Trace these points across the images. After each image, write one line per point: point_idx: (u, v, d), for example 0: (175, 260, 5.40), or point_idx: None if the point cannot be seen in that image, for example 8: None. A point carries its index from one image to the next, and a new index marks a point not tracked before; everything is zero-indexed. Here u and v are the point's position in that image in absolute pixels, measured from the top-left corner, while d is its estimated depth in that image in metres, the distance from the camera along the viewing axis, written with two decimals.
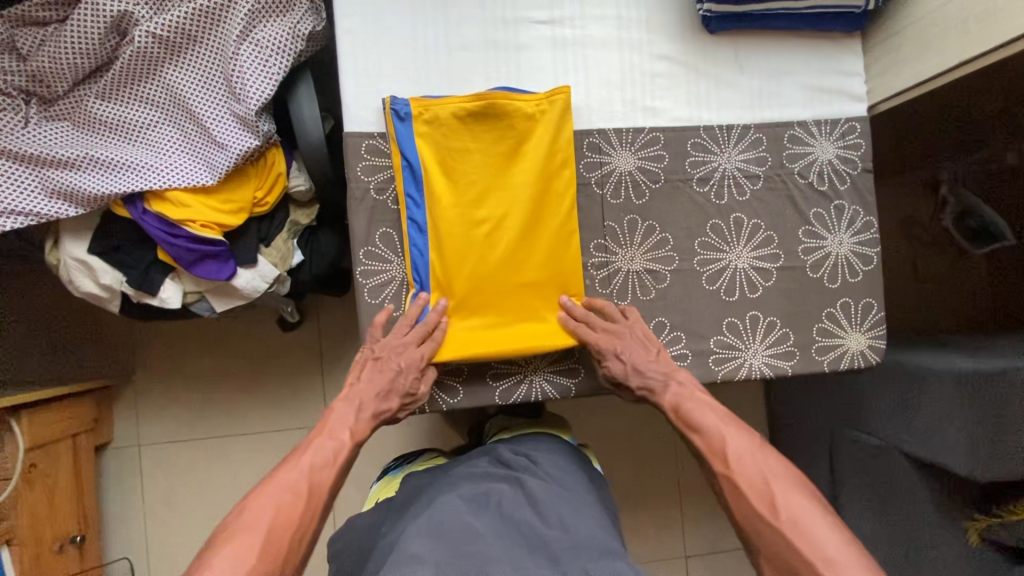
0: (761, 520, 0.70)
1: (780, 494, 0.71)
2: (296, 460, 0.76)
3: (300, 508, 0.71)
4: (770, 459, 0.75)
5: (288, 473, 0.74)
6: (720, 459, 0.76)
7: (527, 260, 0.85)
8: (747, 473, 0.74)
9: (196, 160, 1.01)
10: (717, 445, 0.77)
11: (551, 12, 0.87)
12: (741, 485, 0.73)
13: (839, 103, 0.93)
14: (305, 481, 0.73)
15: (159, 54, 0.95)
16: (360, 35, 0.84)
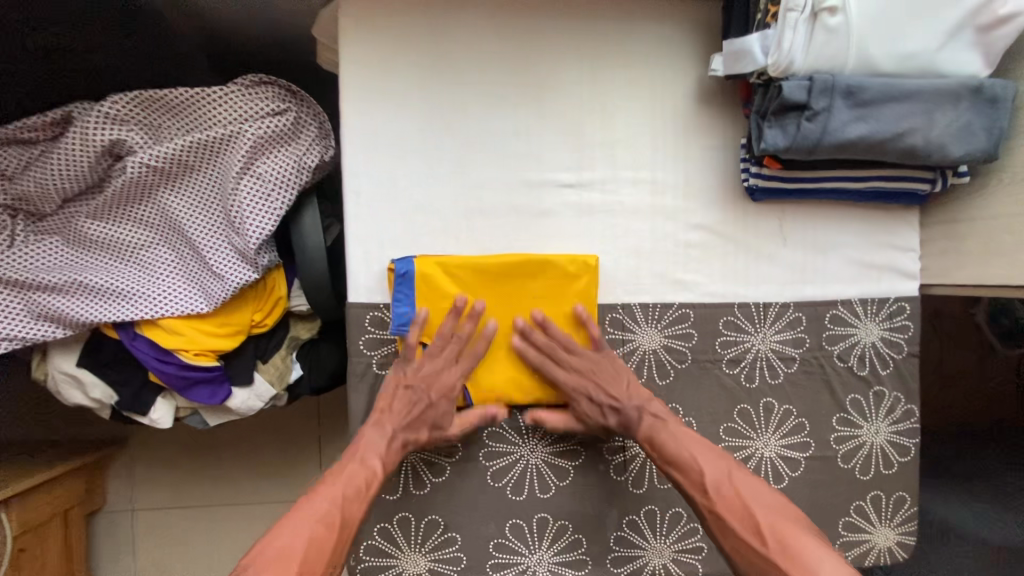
0: (750, 552, 0.67)
1: (765, 512, 0.68)
2: (322, 491, 0.69)
3: (332, 540, 0.66)
4: (744, 479, 0.72)
5: (318, 495, 0.69)
6: (701, 493, 0.72)
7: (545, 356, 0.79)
8: (726, 501, 0.70)
9: (191, 286, 0.94)
10: (693, 474, 0.73)
11: (579, 175, 0.80)
12: (723, 517, 0.70)
13: (889, 281, 0.85)
14: (338, 509, 0.68)
15: (154, 181, 0.88)
16: (370, 198, 0.77)
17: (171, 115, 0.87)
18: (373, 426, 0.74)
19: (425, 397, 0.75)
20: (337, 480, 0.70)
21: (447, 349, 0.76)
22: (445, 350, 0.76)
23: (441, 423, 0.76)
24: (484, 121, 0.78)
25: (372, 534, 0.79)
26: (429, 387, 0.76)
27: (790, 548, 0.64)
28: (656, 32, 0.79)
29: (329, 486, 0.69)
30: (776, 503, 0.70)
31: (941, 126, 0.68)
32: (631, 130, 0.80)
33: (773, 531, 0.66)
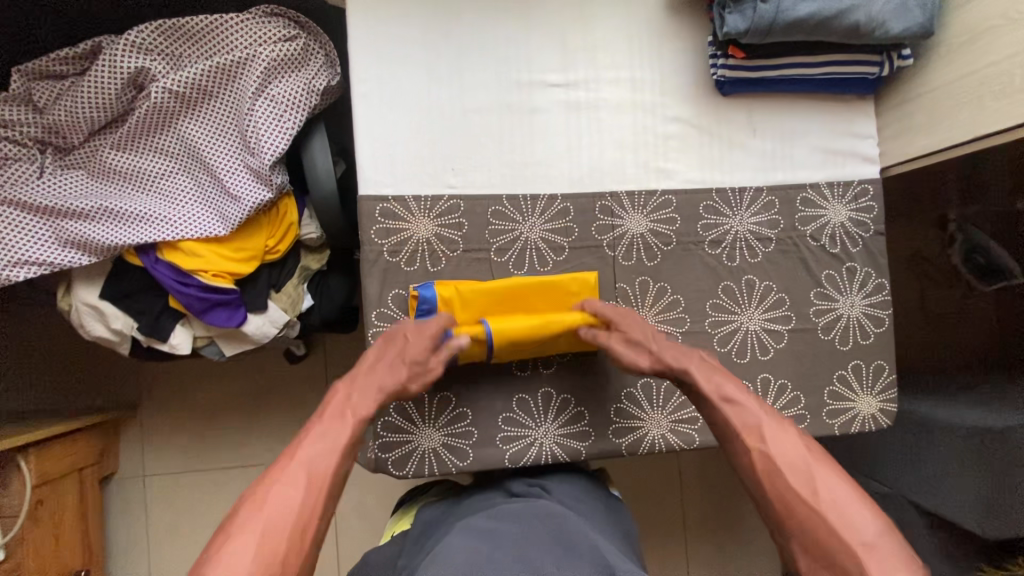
0: (794, 498, 0.64)
1: (763, 435, 0.70)
2: (275, 482, 0.63)
3: (300, 497, 0.62)
4: (743, 403, 0.73)
5: (288, 458, 0.66)
6: (750, 436, 0.70)
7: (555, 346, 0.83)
8: (726, 430, 0.73)
9: (209, 210, 1.00)
10: (747, 420, 0.71)
11: (565, 76, 0.88)
12: (772, 462, 0.67)
13: (852, 166, 0.93)
14: (304, 472, 0.64)
15: (175, 107, 0.96)
16: (377, 99, 0.85)
17: (191, 46, 0.95)
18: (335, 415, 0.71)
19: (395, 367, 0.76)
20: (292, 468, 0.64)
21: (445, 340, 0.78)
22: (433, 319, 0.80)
23: (418, 362, 0.76)
24: (477, 28, 0.87)
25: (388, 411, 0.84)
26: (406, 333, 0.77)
27: (787, 473, 0.66)
28: None
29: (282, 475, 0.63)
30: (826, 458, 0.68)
31: (880, 3, 0.78)
32: (609, 33, 0.89)
33: (824, 484, 0.64)
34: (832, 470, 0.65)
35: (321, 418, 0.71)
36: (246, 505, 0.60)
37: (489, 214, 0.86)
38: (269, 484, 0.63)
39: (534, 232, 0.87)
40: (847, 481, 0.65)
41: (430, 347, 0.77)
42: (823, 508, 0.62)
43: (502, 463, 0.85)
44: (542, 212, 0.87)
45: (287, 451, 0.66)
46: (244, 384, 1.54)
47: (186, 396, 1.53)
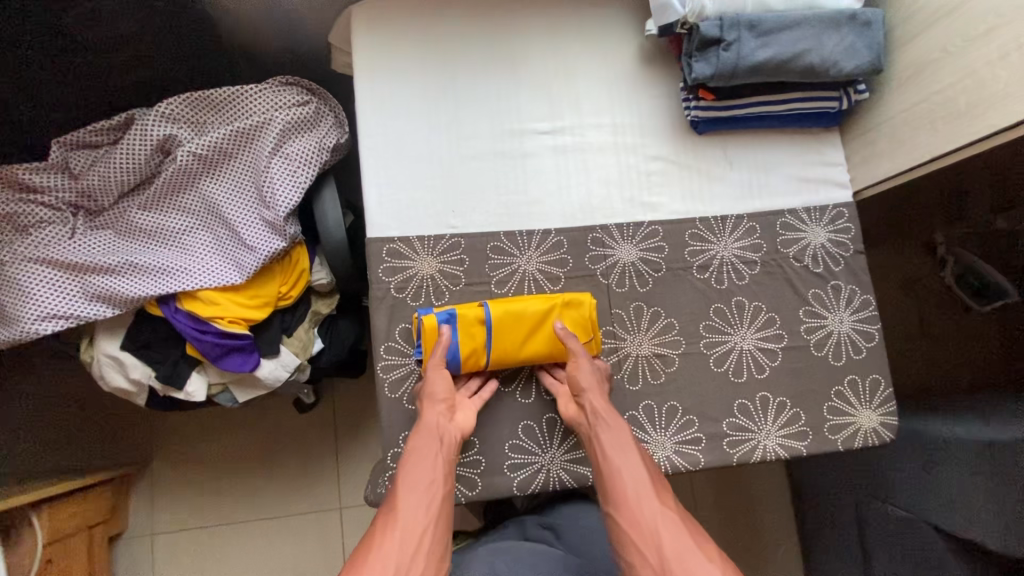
0: (689, 545, 0.68)
1: (664, 492, 0.76)
2: (375, 547, 0.66)
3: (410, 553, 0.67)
4: (648, 463, 0.80)
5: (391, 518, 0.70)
6: (657, 489, 0.75)
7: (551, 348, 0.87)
8: (632, 475, 0.77)
9: (226, 260, 1.07)
10: (654, 478, 0.78)
11: (552, 123, 0.97)
12: (672, 513, 0.72)
13: (826, 191, 0.99)
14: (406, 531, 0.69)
15: (198, 168, 1.05)
16: (381, 152, 0.93)
17: (213, 114, 1.05)
18: (418, 465, 0.76)
19: (435, 406, 0.81)
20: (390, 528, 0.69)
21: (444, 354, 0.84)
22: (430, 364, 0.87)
23: (445, 394, 0.82)
24: (472, 86, 0.96)
25: (398, 443, 0.87)
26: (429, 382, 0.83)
27: (683, 532, 0.70)
28: (602, 10, 1.00)
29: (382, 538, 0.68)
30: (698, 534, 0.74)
31: (830, 46, 0.87)
32: (590, 85, 0.98)
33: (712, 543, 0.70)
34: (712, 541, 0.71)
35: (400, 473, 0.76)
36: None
37: (488, 248, 0.92)
38: (373, 549, 0.66)
39: (531, 263, 0.93)
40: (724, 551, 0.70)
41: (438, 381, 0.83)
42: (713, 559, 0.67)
43: (511, 490, 0.86)
44: (537, 246, 0.93)
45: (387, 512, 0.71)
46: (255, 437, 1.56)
47: (197, 449, 1.54)
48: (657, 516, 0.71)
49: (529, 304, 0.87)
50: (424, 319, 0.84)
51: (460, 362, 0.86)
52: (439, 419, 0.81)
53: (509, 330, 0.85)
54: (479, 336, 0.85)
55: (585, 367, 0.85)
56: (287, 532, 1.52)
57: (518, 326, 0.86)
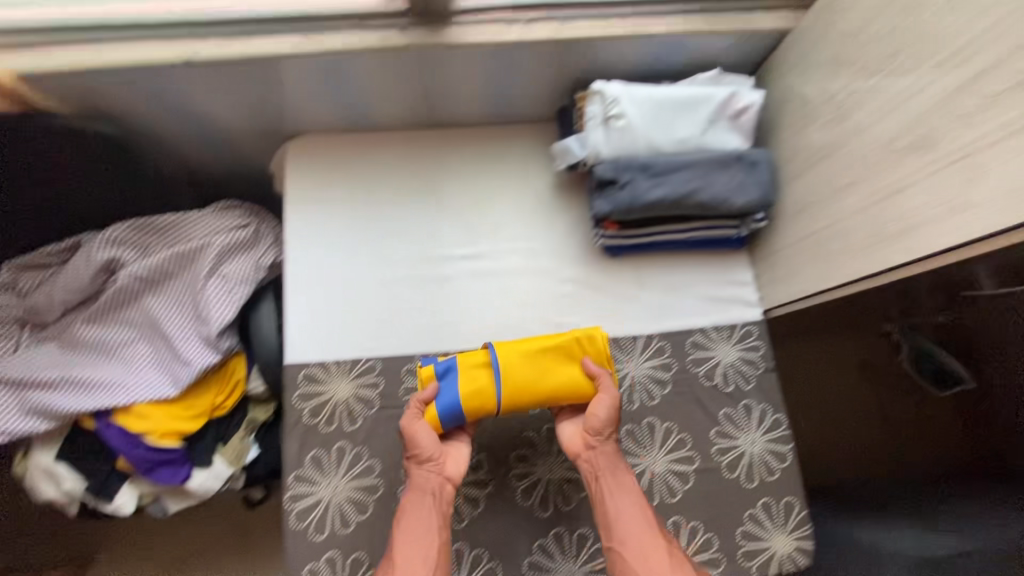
0: None
1: (662, 539, 0.82)
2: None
3: None
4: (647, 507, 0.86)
5: None
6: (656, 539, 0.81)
7: (567, 386, 0.87)
8: (633, 525, 0.82)
9: (163, 373, 1.11)
10: (652, 523, 0.83)
11: (470, 249, 1.02)
12: (670, 563, 0.79)
13: (735, 310, 1.03)
14: None
15: (140, 287, 1.09)
16: (304, 278, 0.98)
17: (157, 235, 1.10)
18: (403, 529, 0.81)
19: (428, 468, 0.85)
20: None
21: (451, 397, 0.86)
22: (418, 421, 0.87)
23: (433, 456, 0.85)
24: (394, 215, 1.02)
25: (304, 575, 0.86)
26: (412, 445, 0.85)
27: None
28: (518, 142, 1.07)
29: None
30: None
31: (720, 184, 0.92)
32: (507, 212, 1.04)
33: None
34: None
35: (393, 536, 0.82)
36: None
37: (403, 372, 0.95)
38: None
39: None
40: None
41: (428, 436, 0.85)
42: None
43: None
44: None
45: None
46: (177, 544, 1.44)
47: None
48: (654, 562, 0.78)
49: (552, 340, 0.88)
50: (424, 370, 0.87)
51: (465, 410, 0.86)
52: (420, 480, 0.84)
53: (521, 371, 0.86)
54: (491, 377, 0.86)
55: (602, 406, 0.87)
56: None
57: (533, 363, 0.87)
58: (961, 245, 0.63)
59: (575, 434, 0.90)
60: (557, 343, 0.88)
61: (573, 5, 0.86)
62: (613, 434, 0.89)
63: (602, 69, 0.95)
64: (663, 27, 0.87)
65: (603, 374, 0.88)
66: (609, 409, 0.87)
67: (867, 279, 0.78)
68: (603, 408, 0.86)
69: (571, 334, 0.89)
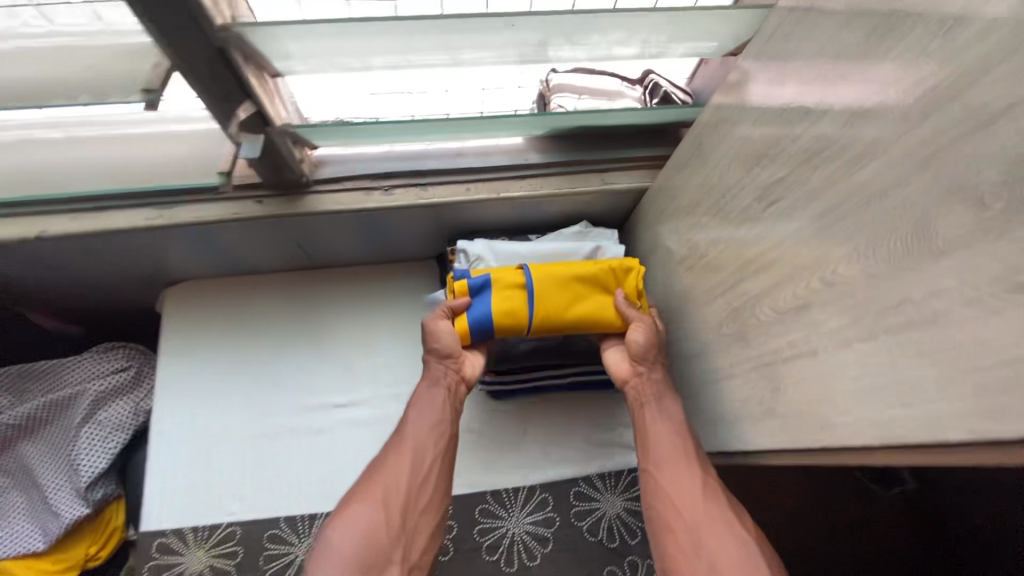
0: (701, 509, 0.70)
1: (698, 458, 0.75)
2: (366, 482, 0.75)
3: (391, 516, 0.72)
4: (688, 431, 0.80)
5: (378, 479, 0.75)
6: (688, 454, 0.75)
7: (598, 314, 0.85)
8: (661, 437, 0.78)
9: (32, 527, 0.99)
10: (691, 440, 0.77)
11: (347, 396, 0.99)
12: (700, 479, 0.73)
13: (623, 456, 1.00)
14: (393, 492, 0.74)
15: (14, 435, 1.03)
16: (170, 434, 0.94)
17: (33, 382, 1.07)
18: (411, 417, 0.83)
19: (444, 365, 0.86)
20: (374, 473, 0.76)
21: (481, 311, 0.83)
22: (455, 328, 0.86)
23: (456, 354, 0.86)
24: (271, 362, 1.01)
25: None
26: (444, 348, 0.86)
27: (702, 504, 0.70)
28: (403, 283, 1.08)
29: (369, 480, 0.75)
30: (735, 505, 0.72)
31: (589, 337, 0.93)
32: (390, 355, 1.03)
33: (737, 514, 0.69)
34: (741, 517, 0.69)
35: (403, 420, 0.83)
36: (330, 522, 0.71)
37: (265, 537, 0.89)
38: (361, 492, 0.74)
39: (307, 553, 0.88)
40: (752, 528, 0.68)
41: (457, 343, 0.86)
42: (725, 531, 0.67)
43: None
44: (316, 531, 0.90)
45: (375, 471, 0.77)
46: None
47: None
48: (682, 475, 0.73)
49: (575, 267, 0.85)
50: (456, 283, 0.86)
51: (493, 327, 0.84)
52: (438, 378, 0.85)
53: (553, 295, 0.84)
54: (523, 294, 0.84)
55: (642, 333, 0.83)
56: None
57: (561, 288, 0.84)
58: (776, 451, 0.62)
59: (616, 362, 0.87)
60: (587, 273, 0.85)
61: (432, 171, 0.89)
62: (660, 360, 0.85)
63: (472, 222, 0.97)
64: (521, 189, 0.90)
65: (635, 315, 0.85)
66: (648, 334, 0.83)
67: (723, 454, 0.76)
68: (645, 327, 0.83)
69: (606, 263, 0.86)
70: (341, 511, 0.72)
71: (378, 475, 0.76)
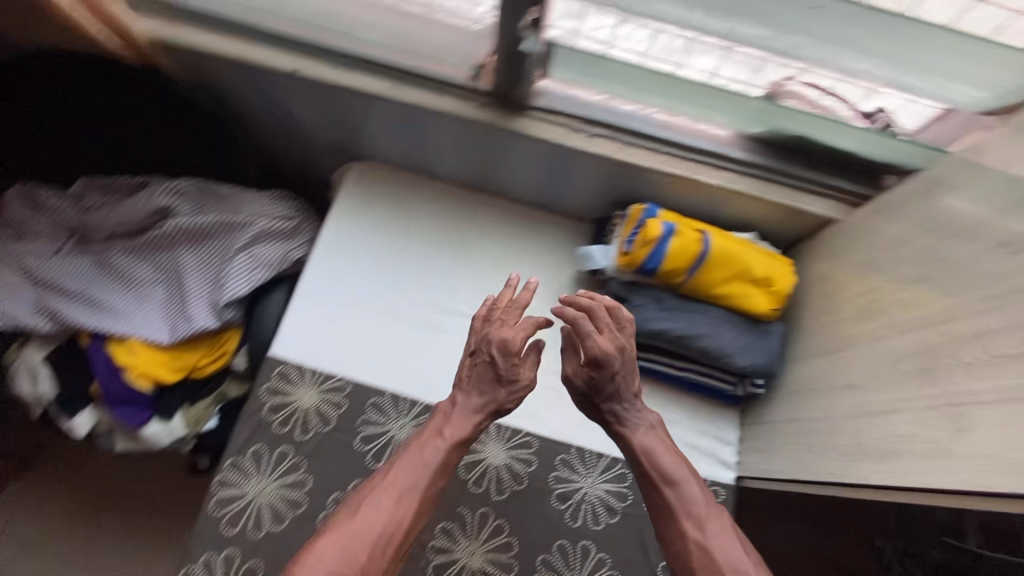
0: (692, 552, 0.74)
1: (693, 494, 0.79)
2: (342, 524, 0.74)
3: (362, 561, 0.71)
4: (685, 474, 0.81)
5: (353, 520, 0.74)
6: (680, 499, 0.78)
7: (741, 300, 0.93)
8: (655, 495, 0.81)
9: (164, 320, 1.16)
10: (691, 489, 0.79)
11: (474, 310, 1.05)
12: (700, 522, 0.76)
13: (709, 466, 1.00)
14: (372, 538, 0.73)
15: (182, 239, 1.18)
16: (318, 283, 1.04)
17: (212, 199, 1.20)
18: (412, 448, 0.82)
19: (484, 366, 0.86)
20: (356, 515, 0.74)
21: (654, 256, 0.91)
22: (507, 316, 0.88)
23: (507, 353, 0.84)
24: (420, 254, 1.08)
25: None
26: (485, 345, 0.86)
27: (700, 542, 0.74)
28: (554, 230, 1.12)
29: (341, 528, 0.73)
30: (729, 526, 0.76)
31: (725, 339, 0.93)
32: (521, 288, 1.07)
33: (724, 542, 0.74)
34: (730, 545, 0.73)
35: (389, 467, 0.80)
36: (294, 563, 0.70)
37: (368, 403, 0.97)
38: (328, 537, 0.72)
39: (401, 432, 0.95)
40: (736, 548, 0.73)
41: (505, 354, 0.84)
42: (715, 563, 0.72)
43: None
44: (411, 416, 0.97)
45: (354, 506, 0.75)
46: (55, 510, 1.29)
47: None
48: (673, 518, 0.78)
49: (746, 254, 0.92)
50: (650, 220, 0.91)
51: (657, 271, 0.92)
52: (477, 394, 0.86)
53: (716, 268, 0.92)
54: (695, 258, 0.91)
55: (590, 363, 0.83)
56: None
57: (728, 267, 0.92)
58: (933, 491, 0.61)
59: (569, 365, 0.89)
60: (757, 270, 0.92)
61: (640, 132, 0.93)
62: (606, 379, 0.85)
63: (649, 196, 1.00)
64: (714, 178, 0.93)
65: (588, 307, 0.85)
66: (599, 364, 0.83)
67: (845, 487, 0.75)
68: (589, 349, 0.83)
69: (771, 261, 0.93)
70: (309, 547, 0.71)
71: (352, 517, 0.74)
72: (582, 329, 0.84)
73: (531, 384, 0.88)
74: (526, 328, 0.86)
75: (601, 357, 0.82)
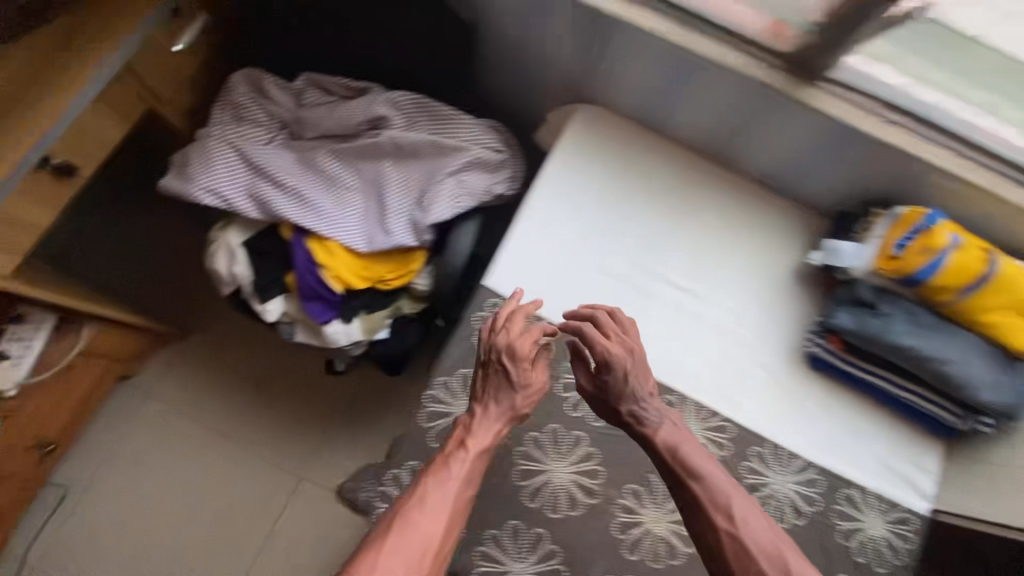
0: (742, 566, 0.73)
1: (730, 500, 0.77)
2: (375, 554, 0.71)
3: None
4: (711, 472, 0.79)
5: (387, 544, 0.72)
6: (724, 515, 0.76)
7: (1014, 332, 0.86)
8: (689, 507, 0.78)
9: (361, 228, 1.15)
10: (719, 494, 0.77)
11: (687, 283, 1.02)
12: (737, 530, 0.75)
13: (907, 493, 0.94)
14: (412, 556, 0.72)
15: (392, 153, 1.17)
16: (536, 223, 1.03)
17: (426, 118, 1.19)
18: (436, 472, 0.79)
19: (506, 377, 0.85)
20: (387, 540, 0.72)
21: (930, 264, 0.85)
22: (521, 330, 0.87)
23: (526, 362, 0.84)
24: (641, 213, 1.04)
25: (365, 488, 0.92)
26: (500, 358, 0.85)
27: (749, 553, 0.73)
28: (783, 215, 1.05)
29: (375, 554, 0.71)
30: (775, 532, 0.75)
31: (977, 370, 0.86)
32: (736, 269, 1.02)
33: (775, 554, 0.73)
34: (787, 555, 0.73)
35: (410, 497, 0.77)
36: None
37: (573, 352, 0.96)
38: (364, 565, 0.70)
39: None
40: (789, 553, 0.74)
41: (518, 360, 0.85)
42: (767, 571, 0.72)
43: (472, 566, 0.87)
44: None
45: (388, 528, 0.73)
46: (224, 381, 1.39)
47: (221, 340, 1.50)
48: (716, 528, 0.76)
49: None
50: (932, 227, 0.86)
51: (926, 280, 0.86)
52: (502, 401, 0.85)
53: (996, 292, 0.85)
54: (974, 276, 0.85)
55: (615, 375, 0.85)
56: (238, 489, 1.41)
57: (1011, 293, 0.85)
58: None
59: (579, 376, 0.89)
60: None
61: (940, 128, 0.85)
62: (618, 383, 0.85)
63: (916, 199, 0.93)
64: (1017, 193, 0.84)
65: (589, 316, 0.89)
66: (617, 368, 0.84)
67: None
68: (604, 355, 0.85)
69: None
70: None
71: (387, 541, 0.72)
72: (597, 343, 0.86)
73: (544, 387, 0.88)
74: (533, 336, 0.86)
75: (625, 367, 0.84)
